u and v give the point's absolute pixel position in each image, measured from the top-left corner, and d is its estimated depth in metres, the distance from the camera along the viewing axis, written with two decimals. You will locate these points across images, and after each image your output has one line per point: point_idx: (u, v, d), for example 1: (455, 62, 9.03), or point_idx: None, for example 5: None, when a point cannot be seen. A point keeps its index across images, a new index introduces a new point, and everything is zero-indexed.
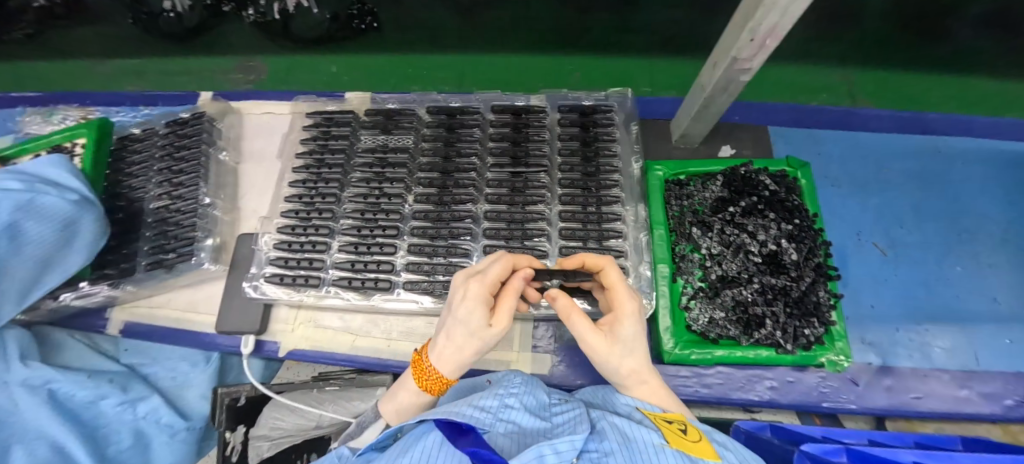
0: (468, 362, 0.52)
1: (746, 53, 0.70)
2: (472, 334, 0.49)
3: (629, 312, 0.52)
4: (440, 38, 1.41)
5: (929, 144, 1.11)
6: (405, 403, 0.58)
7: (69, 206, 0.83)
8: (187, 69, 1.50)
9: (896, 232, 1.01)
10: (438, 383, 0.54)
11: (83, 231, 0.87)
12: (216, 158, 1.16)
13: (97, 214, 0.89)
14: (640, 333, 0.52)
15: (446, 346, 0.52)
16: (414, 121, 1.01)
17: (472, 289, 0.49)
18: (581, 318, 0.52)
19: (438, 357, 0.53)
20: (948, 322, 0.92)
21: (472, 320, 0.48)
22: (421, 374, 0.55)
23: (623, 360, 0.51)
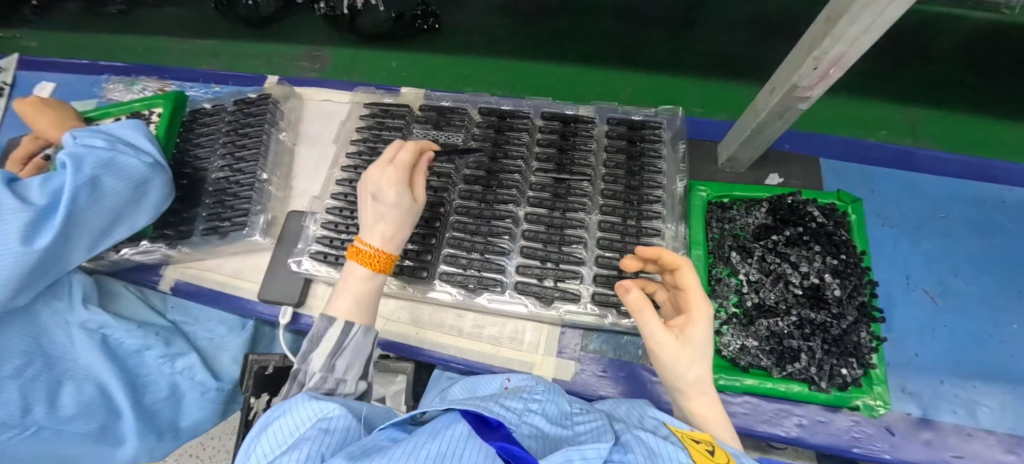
0: (403, 236, 0.71)
1: (807, 82, 0.70)
2: (404, 207, 0.71)
3: (702, 315, 0.54)
4: (495, 42, 1.44)
5: (994, 193, 1.05)
6: (354, 292, 0.65)
7: (143, 167, 0.91)
8: (259, 53, 1.62)
9: (949, 281, 0.97)
10: (381, 258, 0.67)
11: (153, 192, 0.94)
12: (276, 138, 1.23)
13: (166, 178, 0.97)
14: (709, 340, 0.54)
15: (379, 228, 0.69)
16: (465, 120, 1.05)
17: (394, 175, 0.72)
18: (652, 313, 0.55)
19: (371, 238, 0.68)
20: (1001, 381, 0.87)
21: (402, 196, 0.71)
22: (360, 262, 0.66)
23: (693, 366, 0.52)
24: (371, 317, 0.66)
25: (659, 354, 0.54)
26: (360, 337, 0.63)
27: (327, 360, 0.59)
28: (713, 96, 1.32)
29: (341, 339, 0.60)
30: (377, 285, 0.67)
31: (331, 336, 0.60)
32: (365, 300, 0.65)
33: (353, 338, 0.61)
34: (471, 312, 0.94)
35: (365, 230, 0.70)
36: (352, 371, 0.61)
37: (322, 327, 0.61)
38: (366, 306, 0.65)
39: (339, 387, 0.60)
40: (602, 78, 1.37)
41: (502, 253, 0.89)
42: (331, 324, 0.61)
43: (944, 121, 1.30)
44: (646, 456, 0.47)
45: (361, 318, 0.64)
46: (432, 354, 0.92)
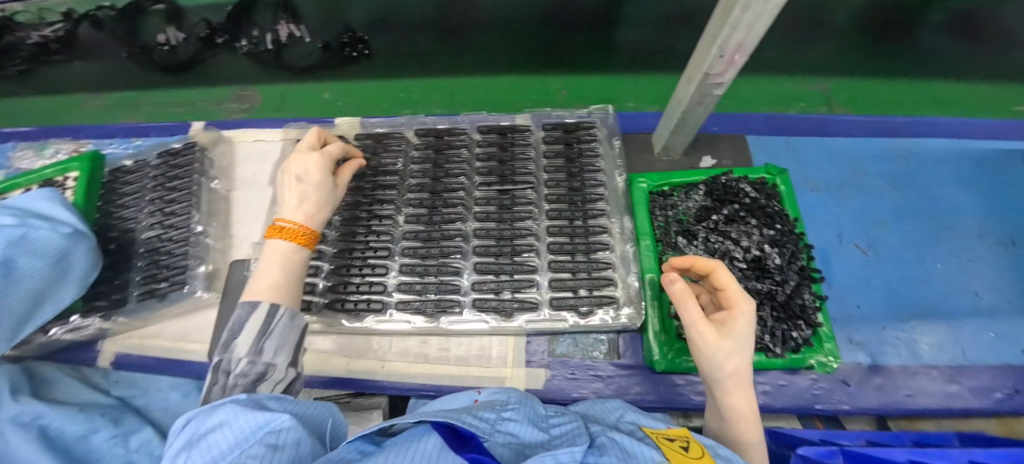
0: (325, 216, 0.78)
1: (717, 69, 0.73)
2: (328, 192, 0.80)
3: (744, 310, 0.55)
4: (427, 62, 1.45)
5: (902, 146, 1.15)
6: (279, 266, 0.66)
7: (62, 239, 0.83)
8: (180, 99, 1.53)
9: (876, 232, 1.04)
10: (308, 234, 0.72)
11: (74, 264, 0.87)
12: (208, 187, 1.17)
13: (88, 247, 0.89)
14: (749, 337, 0.54)
15: (304, 207, 0.75)
16: (402, 144, 1.04)
17: (320, 164, 0.82)
18: (694, 303, 0.56)
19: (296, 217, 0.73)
20: (934, 319, 0.95)
21: (326, 182, 0.81)
22: (286, 235, 0.69)
23: (734, 355, 0.52)
24: (295, 300, 0.66)
25: (700, 343, 0.54)
26: (288, 318, 0.62)
27: (253, 344, 0.57)
28: (647, 91, 1.35)
29: (269, 319, 0.60)
30: (304, 260, 0.71)
31: (257, 318, 0.59)
32: (291, 275, 0.67)
33: (282, 319, 0.61)
34: (435, 336, 0.92)
35: (286, 211, 0.74)
36: (280, 355, 0.60)
37: (245, 315, 0.60)
38: (293, 282, 0.67)
39: (268, 372, 0.58)
40: (535, 86, 1.39)
41: (456, 272, 0.89)
42: (255, 307, 0.60)
43: (852, 87, 1.39)
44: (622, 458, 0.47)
45: (288, 295, 0.65)
46: (401, 386, 0.89)
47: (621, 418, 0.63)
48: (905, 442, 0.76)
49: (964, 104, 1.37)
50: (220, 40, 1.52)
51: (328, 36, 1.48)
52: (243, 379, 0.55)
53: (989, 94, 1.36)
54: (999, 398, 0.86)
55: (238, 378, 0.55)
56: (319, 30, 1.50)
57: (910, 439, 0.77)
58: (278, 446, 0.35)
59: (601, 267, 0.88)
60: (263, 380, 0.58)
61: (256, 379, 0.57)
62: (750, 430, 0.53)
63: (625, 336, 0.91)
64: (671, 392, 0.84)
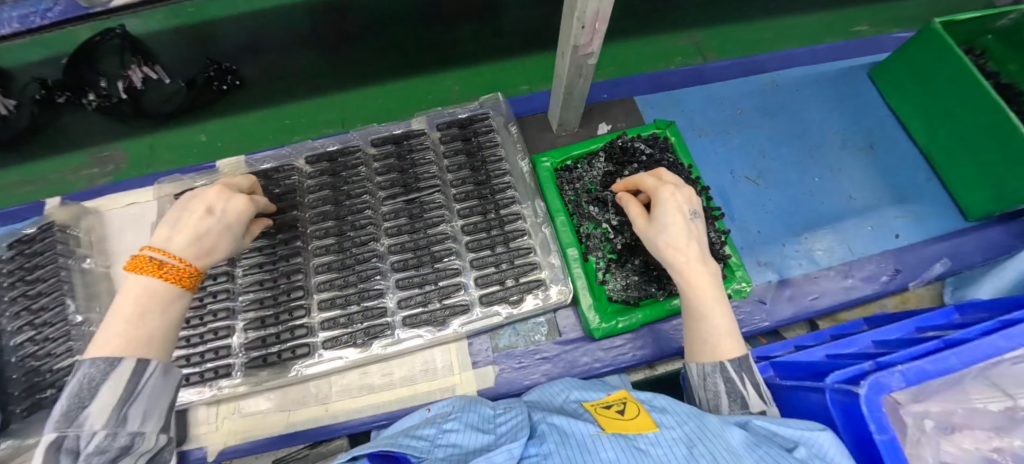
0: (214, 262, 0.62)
1: (583, 39, 0.76)
2: (235, 237, 0.66)
3: (662, 196, 0.70)
4: (308, 80, 1.36)
5: (768, 80, 1.26)
6: (154, 317, 0.51)
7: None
8: (27, 177, 1.32)
9: (761, 162, 1.14)
10: (197, 281, 0.58)
11: None
12: (80, 268, 1.03)
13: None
14: (675, 215, 0.68)
15: (206, 247, 0.60)
16: (294, 175, 0.97)
17: (244, 203, 0.67)
18: (636, 207, 0.75)
19: (196, 262, 0.58)
20: (822, 226, 1.07)
21: (241, 224, 0.66)
22: (175, 283, 0.54)
23: (659, 232, 0.68)
24: (166, 353, 0.53)
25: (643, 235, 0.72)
26: (160, 375, 0.51)
27: (117, 411, 0.46)
28: (536, 73, 1.41)
29: (135, 380, 0.48)
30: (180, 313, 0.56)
31: (119, 376, 0.46)
32: (168, 334, 0.52)
33: (153, 377, 0.50)
34: (375, 363, 0.88)
35: (174, 239, 0.57)
36: (148, 423, 0.50)
37: (97, 372, 0.46)
38: (167, 339, 0.52)
39: (134, 444, 0.48)
40: (429, 85, 1.40)
41: (380, 294, 0.86)
42: (114, 363, 0.46)
43: (719, 34, 1.51)
44: (560, 441, 0.49)
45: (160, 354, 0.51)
46: (352, 423, 0.85)
47: (568, 400, 0.67)
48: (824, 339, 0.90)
49: (813, 31, 1.53)
50: (63, 98, 1.25)
51: (191, 73, 1.31)
52: (99, 457, 0.44)
53: (831, 18, 1.54)
54: (884, 280, 1.01)
55: (94, 458, 0.43)
56: (177, 66, 1.31)
57: (828, 335, 0.90)
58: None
59: (522, 254, 0.90)
60: (127, 455, 0.47)
61: (117, 455, 0.46)
62: (704, 296, 0.63)
63: (563, 313, 0.93)
64: (616, 353, 0.88)
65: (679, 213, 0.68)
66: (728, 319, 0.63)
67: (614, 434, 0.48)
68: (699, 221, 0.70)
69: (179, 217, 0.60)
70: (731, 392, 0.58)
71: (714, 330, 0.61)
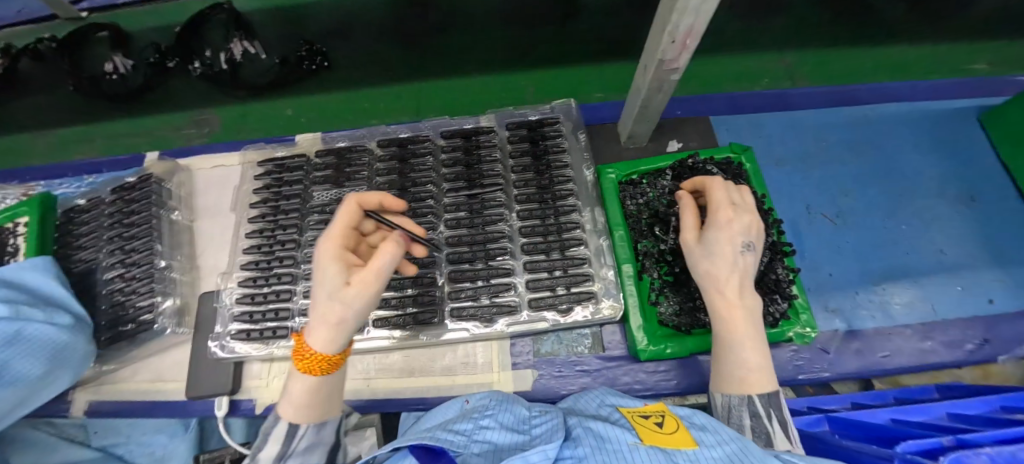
0: (335, 329, 0.47)
1: (671, 54, 0.73)
2: (331, 294, 0.47)
3: (718, 221, 0.63)
4: (389, 69, 1.43)
5: (860, 114, 1.17)
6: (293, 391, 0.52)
7: (62, 333, 0.83)
8: (136, 130, 1.48)
9: (842, 201, 1.06)
10: (319, 359, 0.49)
11: (76, 351, 0.87)
12: (169, 219, 1.13)
13: (87, 335, 0.90)
14: (727, 244, 0.61)
15: (312, 320, 0.48)
16: (365, 156, 1.03)
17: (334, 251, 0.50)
18: (690, 219, 0.69)
19: (310, 339, 0.48)
20: (904, 279, 0.98)
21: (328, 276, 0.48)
22: (303, 368, 0.49)
23: (704, 257, 0.63)
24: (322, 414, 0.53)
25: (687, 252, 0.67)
26: (310, 435, 0.52)
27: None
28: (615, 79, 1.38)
29: (287, 441, 0.50)
30: (324, 384, 0.52)
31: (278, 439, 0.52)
32: (321, 399, 0.53)
33: (305, 435, 0.51)
34: (418, 348, 0.91)
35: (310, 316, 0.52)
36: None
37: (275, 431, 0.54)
38: (319, 400, 0.52)
39: None
40: (507, 82, 1.41)
41: (431, 283, 0.88)
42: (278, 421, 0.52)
43: (812, 59, 1.44)
44: (595, 446, 0.45)
45: (311, 416, 0.52)
46: (389, 403, 0.87)
47: (601, 406, 0.60)
48: (887, 400, 0.83)
49: (919, 64, 1.41)
50: (172, 63, 1.41)
51: (285, 52, 1.42)
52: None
53: (942, 52, 1.41)
54: (970, 349, 0.90)
55: None
56: (275, 46, 1.44)
57: (892, 396, 0.83)
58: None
59: (577, 263, 0.88)
60: None
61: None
62: (735, 324, 0.59)
63: (607, 328, 0.91)
64: (658, 378, 0.85)
65: (729, 242, 0.61)
66: (762, 352, 0.58)
67: (652, 445, 0.43)
68: (753, 255, 0.63)
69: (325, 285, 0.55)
70: (757, 428, 0.54)
71: (743, 362, 0.57)
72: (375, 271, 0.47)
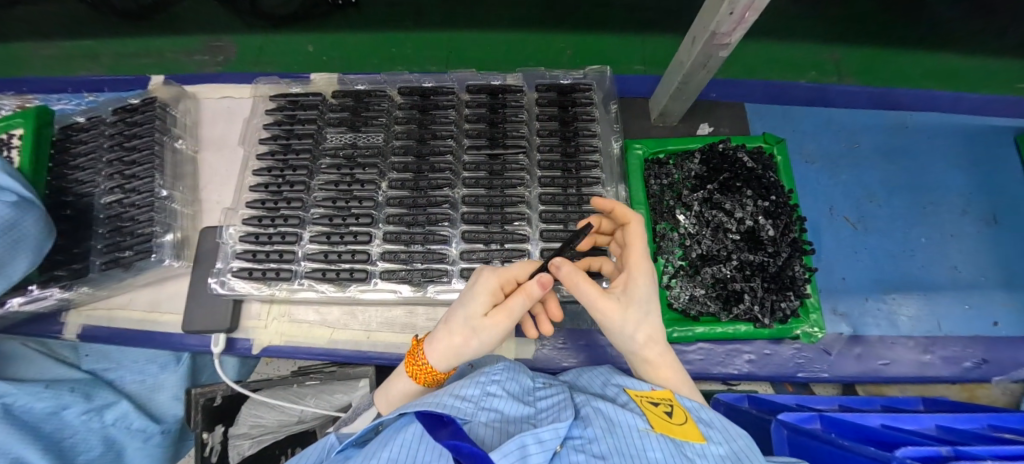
0: (458, 349, 0.51)
1: (725, 28, 0.66)
2: (471, 320, 0.50)
3: (641, 272, 0.53)
4: (422, 14, 1.40)
5: (896, 119, 1.13)
6: (389, 388, 0.58)
7: (9, 210, 0.78)
8: (146, 51, 1.42)
9: (866, 207, 1.04)
10: (429, 371, 0.54)
11: (32, 233, 0.82)
12: (172, 147, 1.08)
13: (38, 215, 0.83)
14: (653, 296, 0.53)
15: (442, 332, 0.52)
16: (385, 103, 0.99)
17: (490, 280, 0.53)
18: (589, 284, 0.51)
19: (428, 350, 0.53)
20: (915, 291, 0.96)
21: (475, 301, 0.51)
22: (412, 372, 0.55)
23: (641, 323, 0.51)
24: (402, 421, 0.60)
25: (609, 322, 0.51)
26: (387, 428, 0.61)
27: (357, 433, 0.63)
28: (653, 52, 1.36)
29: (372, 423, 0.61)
30: (420, 394, 0.58)
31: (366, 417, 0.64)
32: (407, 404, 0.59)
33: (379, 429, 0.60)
34: (423, 306, 0.89)
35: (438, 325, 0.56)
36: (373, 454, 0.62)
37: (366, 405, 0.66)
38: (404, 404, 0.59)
39: None
40: (543, 41, 1.37)
41: (444, 240, 0.86)
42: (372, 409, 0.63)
43: (857, 57, 1.39)
44: (605, 427, 0.43)
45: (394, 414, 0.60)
46: (387, 356, 0.87)
47: (606, 383, 0.57)
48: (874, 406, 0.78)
49: (959, 75, 1.37)
50: None
51: None
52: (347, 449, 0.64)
53: (984, 66, 1.37)
54: (966, 367, 0.89)
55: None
56: None
57: (880, 402, 0.78)
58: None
59: None
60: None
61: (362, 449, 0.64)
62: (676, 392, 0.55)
63: None
64: None
65: (655, 293, 0.53)
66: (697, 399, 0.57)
67: (663, 433, 0.41)
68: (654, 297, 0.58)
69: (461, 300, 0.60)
70: None
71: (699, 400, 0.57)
72: (511, 311, 0.50)
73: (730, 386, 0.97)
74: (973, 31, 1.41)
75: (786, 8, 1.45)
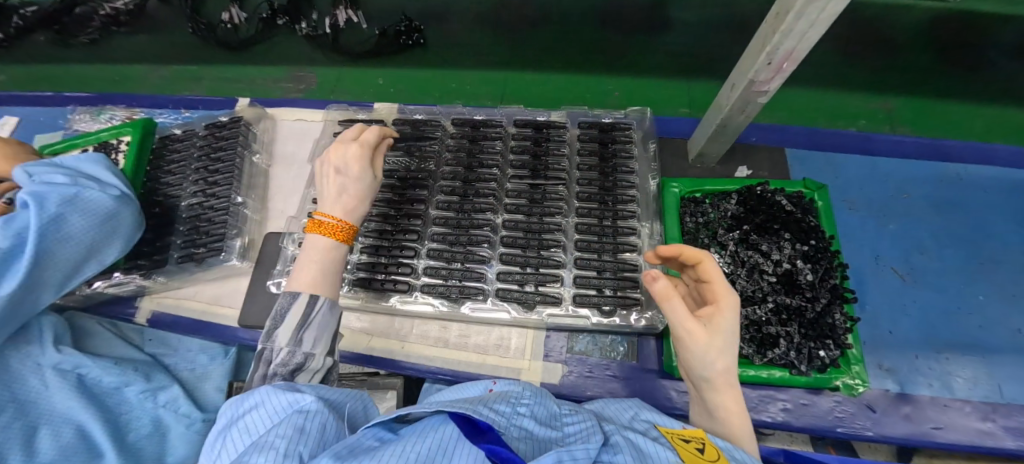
0: (366, 207, 0.73)
1: (764, 76, 0.70)
2: (365, 183, 0.74)
3: (729, 305, 0.52)
4: (481, 55, 1.54)
5: (950, 172, 1.10)
6: (318, 261, 0.64)
7: (110, 202, 0.91)
8: (241, 78, 1.65)
9: (915, 258, 1.01)
10: (349, 228, 0.68)
11: (124, 224, 0.95)
12: (250, 160, 1.22)
13: (133, 209, 0.97)
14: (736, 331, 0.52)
15: (344, 200, 0.70)
16: (439, 132, 1.08)
17: (358, 152, 0.76)
18: (680, 302, 0.52)
19: (341, 212, 0.69)
20: (971, 352, 0.90)
21: (365, 171, 0.75)
22: (334, 235, 0.66)
23: (724, 354, 0.50)
24: (335, 290, 0.65)
25: (693, 345, 0.50)
26: (327, 309, 0.62)
27: (294, 334, 0.58)
28: (698, 98, 1.44)
29: (308, 310, 0.59)
30: (343, 253, 0.67)
31: (297, 309, 0.59)
32: (331, 269, 0.65)
33: (320, 311, 0.60)
34: (457, 323, 0.94)
35: (325, 202, 0.70)
36: (318, 346, 0.60)
37: (287, 304, 0.60)
38: (332, 274, 0.65)
39: (306, 364, 0.58)
40: (589, 84, 1.50)
41: (482, 260, 0.92)
42: (296, 296, 0.60)
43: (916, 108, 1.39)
44: (636, 455, 0.44)
45: (329, 289, 0.63)
46: (420, 367, 0.91)
47: (634, 418, 0.58)
48: None
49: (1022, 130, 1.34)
50: (281, 20, 1.61)
51: (386, 24, 1.57)
52: (283, 368, 0.56)
53: None
54: None
55: (278, 368, 0.55)
56: (376, 18, 1.60)
57: None
58: (306, 430, 0.37)
59: (628, 268, 0.90)
60: (303, 372, 0.57)
61: (295, 370, 0.57)
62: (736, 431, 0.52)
63: (644, 340, 0.90)
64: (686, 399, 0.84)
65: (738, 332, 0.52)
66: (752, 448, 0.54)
67: None
68: None
69: (322, 183, 0.74)
70: None
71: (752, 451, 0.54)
72: (380, 162, 0.82)
73: (763, 437, 0.92)
74: None
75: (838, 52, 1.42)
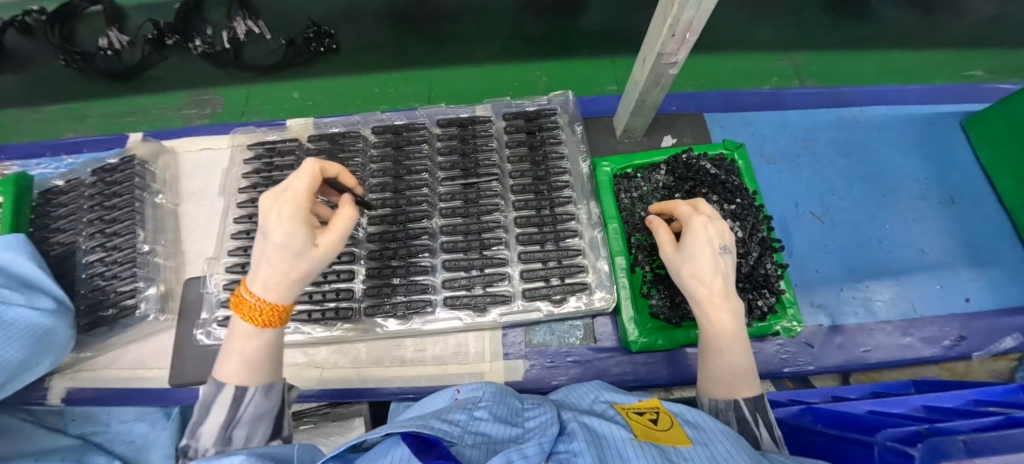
0: (303, 282, 0.54)
1: (670, 48, 0.71)
2: (295, 255, 0.52)
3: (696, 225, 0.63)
4: (403, 55, 1.48)
5: (849, 116, 1.20)
6: (244, 350, 0.51)
7: (45, 318, 0.82)
8: (131, 109, 1.47)
9: (829, 200, 1.09)
10: (272, 312, 0.52)
11: (55, 341, 0.84)
12: (153, 202, 1.10)
13: (71, 320, 0.88)
14: (706, 244, 0.61)
15: (266, 276, 0.51)
16: (360, 143, 1.03)
17: (284, 218, 0.52)
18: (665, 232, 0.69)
19: (262, 288, 0.52)
20: (887, 277, 1.00)
21: (295, 236, 0.52)
22: (250, 319, 0.51)
23: (686, 261, 0.62)
24: (275, 373, 0.54)
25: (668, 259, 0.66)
26: (259, 397, 0.52)
27: (221, 430, 0.49)
28: (623, 72, 1.45)
29: (235, 405, 0.50)
30: (274, 342, 0.53)
31: (221, 404, 0.49)
32: (258, 361, 0.52)
33: (252, 401, 0.51)
34: (410, 338, 0.90)
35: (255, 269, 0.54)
36: (255, 439, 0.52)
37: (212, 394, 0.50)
38: (264, 364, 0.53)
39: None
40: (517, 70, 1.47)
41: (425, 270, 0.90)
42: (220, 387, 0.50)
43: (818, 61, 1.49)
44: (590, 441, 0.42)
45: (257, 381, 0.51)
46: (380, 391, 0.86)
47: (596, 401, 0.57)
48: (865, 394, 0.79)
49: (905, 69, 1.47)
50: (171, 41, 1.48)
51: (291, 33, 1.49)
52: None
53: (925, 58, 1.48)
54: (946, 345, 0.92)
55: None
56: (281, 28, 1.51)
57: (869, 389, 0.79)
58: None
59: (571, 254, 0.91)
60: None
61: None
62: (721, 334, 0.57)
63: (598, 320, 0.92)
64: (646, 370, 0.86)
65: (709, 244, 0.61)
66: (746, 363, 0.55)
67: (647, 441, 0.41)
68: (732, 258, 0.61)
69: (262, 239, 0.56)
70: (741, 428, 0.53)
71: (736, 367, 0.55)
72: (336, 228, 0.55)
73: None
74: (914, 27, 1.51)
75: (739, 15, 1.53)
